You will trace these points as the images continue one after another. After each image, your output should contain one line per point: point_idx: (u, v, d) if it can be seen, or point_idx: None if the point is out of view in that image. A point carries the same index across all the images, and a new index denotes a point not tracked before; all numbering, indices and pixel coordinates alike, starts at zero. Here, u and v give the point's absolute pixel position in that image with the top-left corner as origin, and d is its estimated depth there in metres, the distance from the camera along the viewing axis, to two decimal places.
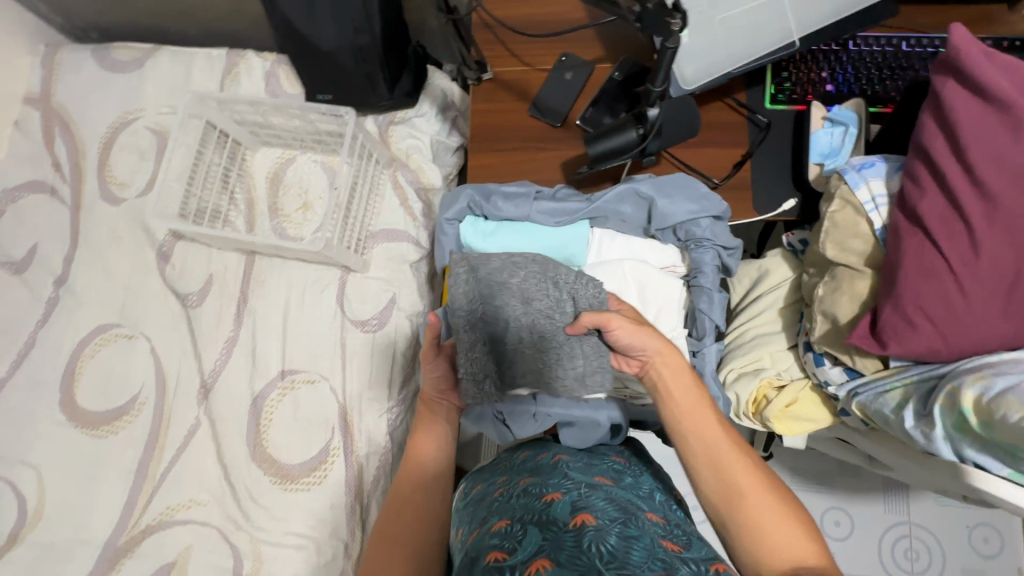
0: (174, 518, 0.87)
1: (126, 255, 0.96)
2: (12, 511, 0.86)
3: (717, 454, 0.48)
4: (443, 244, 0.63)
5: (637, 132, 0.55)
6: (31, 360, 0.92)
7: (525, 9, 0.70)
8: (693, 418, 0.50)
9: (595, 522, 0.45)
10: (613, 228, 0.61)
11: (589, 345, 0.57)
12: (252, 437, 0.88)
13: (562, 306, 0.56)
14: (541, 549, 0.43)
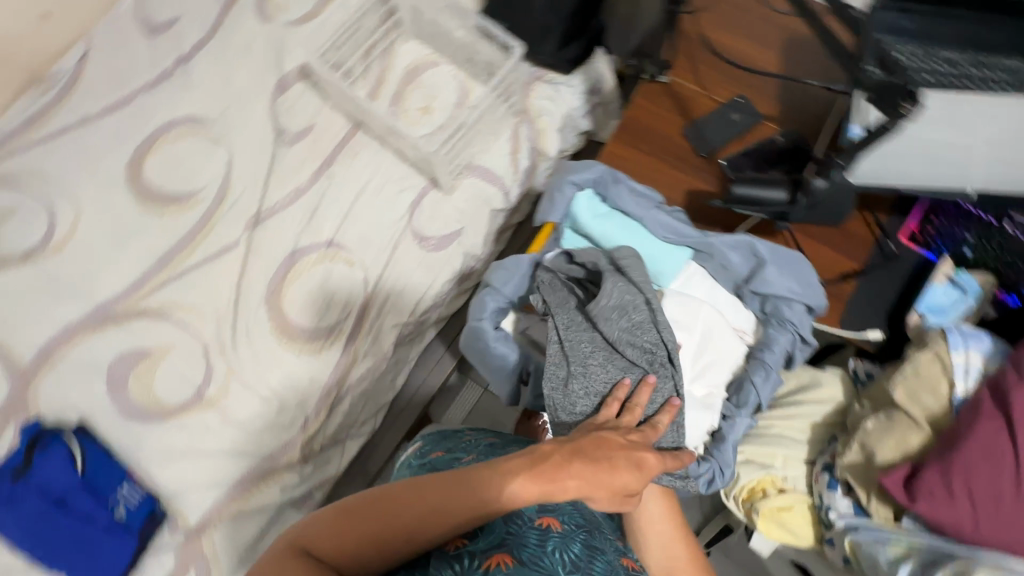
0: (172, 316, 0.89)
1: (249, 68, 0.98)
2: (39, 231, 0.89)
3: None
4: (554, 202, 0.63)
5: (787, 195, 0.59)
6: (122, 114, 0.94)
7: (728, 36, 0.71)
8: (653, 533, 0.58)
9: (558, 529, 0.53)
10: (710, 269, 0.61)
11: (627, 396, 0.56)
12: (275, 284, 0.90)
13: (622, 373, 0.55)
14: (504, 542, 0.50)
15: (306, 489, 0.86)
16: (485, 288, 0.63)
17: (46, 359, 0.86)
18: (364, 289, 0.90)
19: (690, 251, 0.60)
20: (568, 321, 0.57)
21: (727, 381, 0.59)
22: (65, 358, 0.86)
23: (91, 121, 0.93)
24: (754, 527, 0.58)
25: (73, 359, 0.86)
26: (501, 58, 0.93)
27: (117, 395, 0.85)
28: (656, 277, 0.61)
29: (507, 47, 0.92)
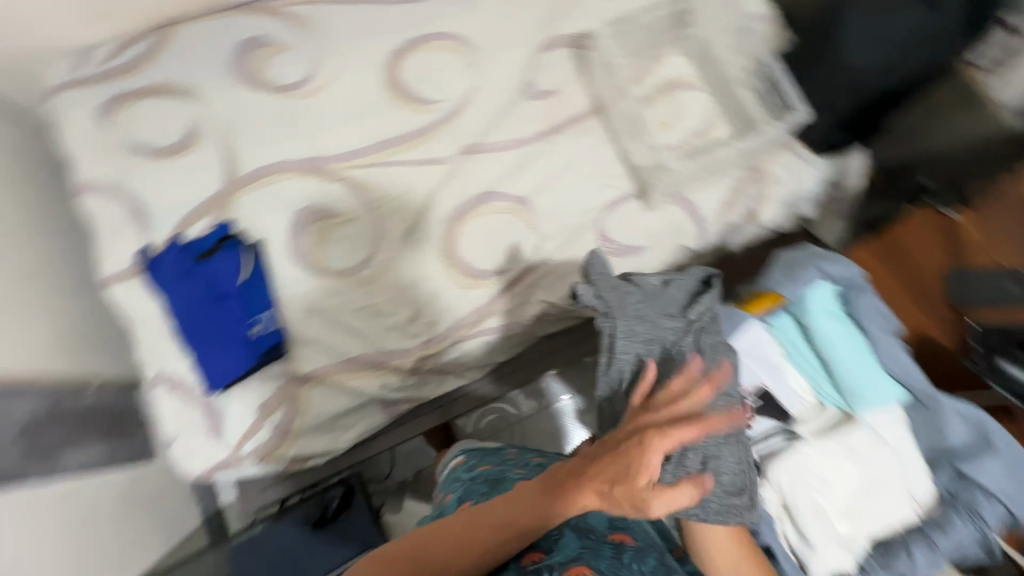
0: (366, 194, 0.97)
1: (530, 16, 1.03)
2: (304, 72, 1.02)
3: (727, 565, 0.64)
4: (800, 285, 0.90)
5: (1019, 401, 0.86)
6: (410, 9, 1.05)
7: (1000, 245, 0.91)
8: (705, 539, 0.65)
9: (623, 544, 0.61)
10: (921, 422, 0.86)
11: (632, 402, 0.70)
12: (462, 212, 0.95)
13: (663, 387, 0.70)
14: (580, 556, 0.57)
15: (398, 400, 0.90)
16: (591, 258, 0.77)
17: (260, 177, 0.97)
18: (534, 255, 0.93)
19: (908, 397, 0.87)
20: (624, 326, 0.72)
21: (879, 526, 0.83)
22: (274, 184, 0.97)
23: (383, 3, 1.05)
24: None
25: (278, 188, 0.96)
26: (771, 118, 0.92)
27: (296, 234, 0.94)
28: (857, 399, 0.87)
29: (786, 109, 0.91)
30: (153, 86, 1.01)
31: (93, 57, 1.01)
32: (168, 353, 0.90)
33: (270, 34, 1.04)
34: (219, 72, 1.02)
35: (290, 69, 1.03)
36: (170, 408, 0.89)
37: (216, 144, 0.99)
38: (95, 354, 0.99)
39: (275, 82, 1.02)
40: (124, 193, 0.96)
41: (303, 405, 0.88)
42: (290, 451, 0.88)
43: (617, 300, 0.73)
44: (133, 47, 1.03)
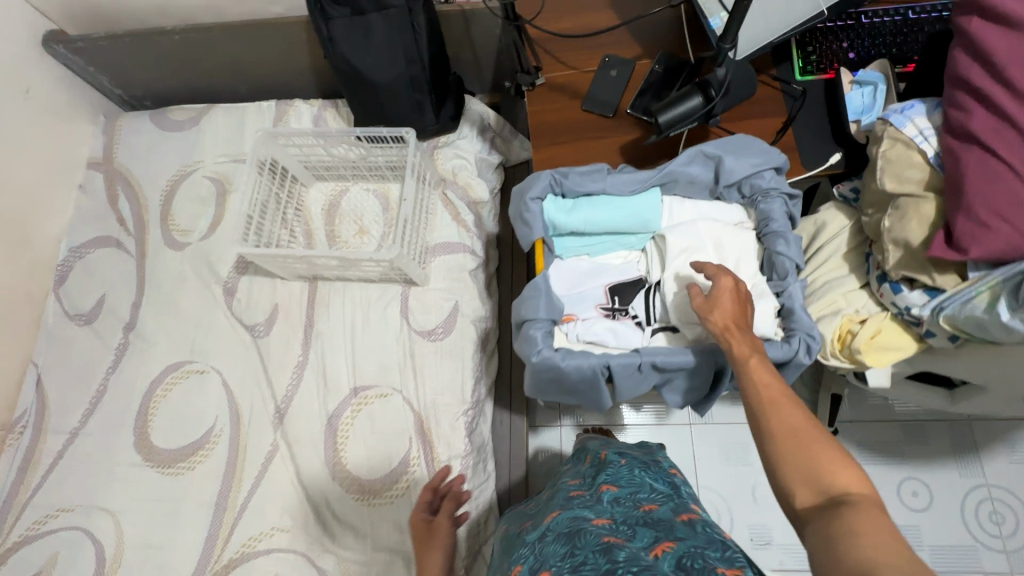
0: (258, 551, 0.85)
1: (193, 295, 1.01)
2: (92, 558, 0.88)
3: (782, 400, 0.45)
4: (530, 223, 0.63)
5: (704, 97, 0.59)
6: (105, 406, 0.96)
7: (575, 18, 0.77)
8: (779, 408, 0.45)
9: (674, 545, 0.48)
10: (680, 192, 0.64)
11: None
12: (332, 459, 0.88)
13: None
14: (655, 537, 0.50)
15: None
16: None
17: None
18: (414, 408, 0.90)
19: (659, 188, 0.63)
20: None
21: (759, 266, 0.61)
22: None
23: (79, 429, 0.95)
24: (865, 365, 0.60)
25: None
26: (401, 151, 0.96)
27: None
28: (648, 226, 0.64)
29: (400, 137, 0.93)
30: None
31: None
32: None
33: (23, 574, 0.88)
34: None
35: (75, 571, 0.87)
36: None
37: None
38: None
39: None
40: None
41: None
42: None
43: None
44: None
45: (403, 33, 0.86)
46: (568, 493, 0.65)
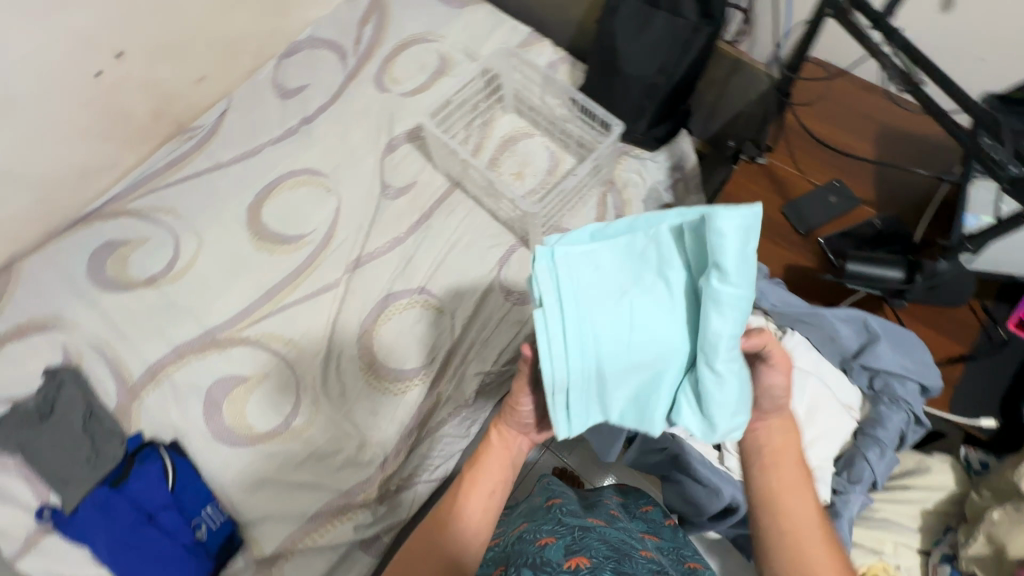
0: (272, 347, 0.95)
1: (364, 131, 1.11)
2: (165, 261, 1.01)
3: (786, 491, 0.50)
4: None
5: (903, 276, 0.57)
6: (250, 164, 1.10)
7: (837, 128, 0.74)
8: (787, 500, 0.49)
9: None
10: (815, 340, 0.63)
11: (49, 426, 0.88)
12: (368, 324, 0.95)
13: (68, 411, 0.89)
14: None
15: (377, 532, 0.87)
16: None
17: (153, 376, 0.94)
18: (453, 337, 0.94)
19: (797, 322, 0.61)
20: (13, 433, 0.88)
21: (837, 454, 0.59)
22: (172, 376, 0.93)
23: (221, 167, 1.10)
24: None
25: (179, 379, 0.93)
26: (598, 137, 1.01)
27: (211, 417, 0.90)
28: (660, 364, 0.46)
29: (607, 126, 0.99)
30: (9, 333, 0.96)
31: None
32: None
33: (119, 237, 1.04)
34: (77, 291, 0.99)
35: (149, 260, 1.02)
36: None
37: (99, 361, 0.95)
38: None
39: (138, 279, 1.00)
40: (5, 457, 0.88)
41: None
42: None
43: (19, 433, 0.88)
44: None
45: (673, 44, 0.87)
46: (609, 510, 0.70)
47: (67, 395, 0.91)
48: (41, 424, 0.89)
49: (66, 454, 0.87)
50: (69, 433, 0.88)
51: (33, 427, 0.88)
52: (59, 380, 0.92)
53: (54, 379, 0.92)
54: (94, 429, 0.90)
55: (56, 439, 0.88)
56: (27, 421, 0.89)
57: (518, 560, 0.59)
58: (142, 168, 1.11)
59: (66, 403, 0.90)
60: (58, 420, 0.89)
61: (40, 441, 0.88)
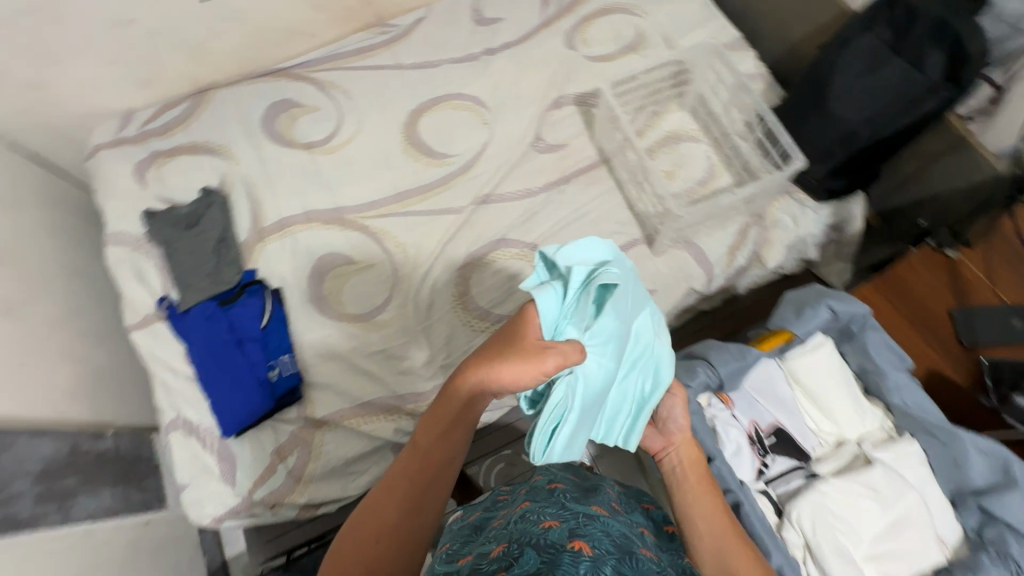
0: (384, 243, 1.01)
1: (538, 80, 1.12)
2: (325, 134, 1.10)
3: (702, 497, 0.61)
4: (810, 321, 0.75)
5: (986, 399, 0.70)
6: (426, 74, 1.15)
7: None
8: (702, 504, 0.61)
9: (589, 552, 0.50)
10: (936, 462, 0.69)
11: (189, 239, 1.00)
12: (475, 258, 0.99)
13: (207, 233, 1.01)
14: (597, 547, 0.52)
15: None
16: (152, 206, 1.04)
17: (282, 228, 1.02)
18: None
19: (929, 430, 0.69)
20: (162, 234, 1.00)
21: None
22: (296, 234, 1.01)
23: (400, 68, 1.16)
24: None
25: (301, 238, 1.01)
26: (767, 169, 0.95)
27: (314, 282, 0.98)
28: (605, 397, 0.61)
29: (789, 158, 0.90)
30: (185, 146, 1.09)
31: (135, 121, 1.11)
32: (188, 399, 0.91)
33: (296, 99, 1.14)
34: (248, 132, 1.11)
35: (313, 128, 1.11)
36: (182, 455, 0.88)
37: (243, 197, 1.05)
38: (113, 402, 1.00)
39: (299, 140, 1.10)
40: (150, 246, 1.01)
41: (318, 451, 0.88)
42: (301, 499, 0.86)
43: (167, 236, 1.00)
44: (169, 112, 1.12)
45: (896, 100, 0.81)
46: (610, 501, 0.67)
47: (210, 220, 1.02)
48: (183, 236, 1.00)
49: (196, 267, 0.98)
50: (203, 251, 0.99)
51: (177, 236, 1.00)
52: (208, 205, 1.03)
53: (206, 198, 1.04)
54: (222, 254, 1.00)
55: (191, 251, 0.99)
56: (174, 230, 1.01)
57: (521, 538, 0.55)
58: (334, 46, 1.19)
59: (207, 226, 1.01)
60: (198, 238, 1.00)
61: (180, 249, 0.99)
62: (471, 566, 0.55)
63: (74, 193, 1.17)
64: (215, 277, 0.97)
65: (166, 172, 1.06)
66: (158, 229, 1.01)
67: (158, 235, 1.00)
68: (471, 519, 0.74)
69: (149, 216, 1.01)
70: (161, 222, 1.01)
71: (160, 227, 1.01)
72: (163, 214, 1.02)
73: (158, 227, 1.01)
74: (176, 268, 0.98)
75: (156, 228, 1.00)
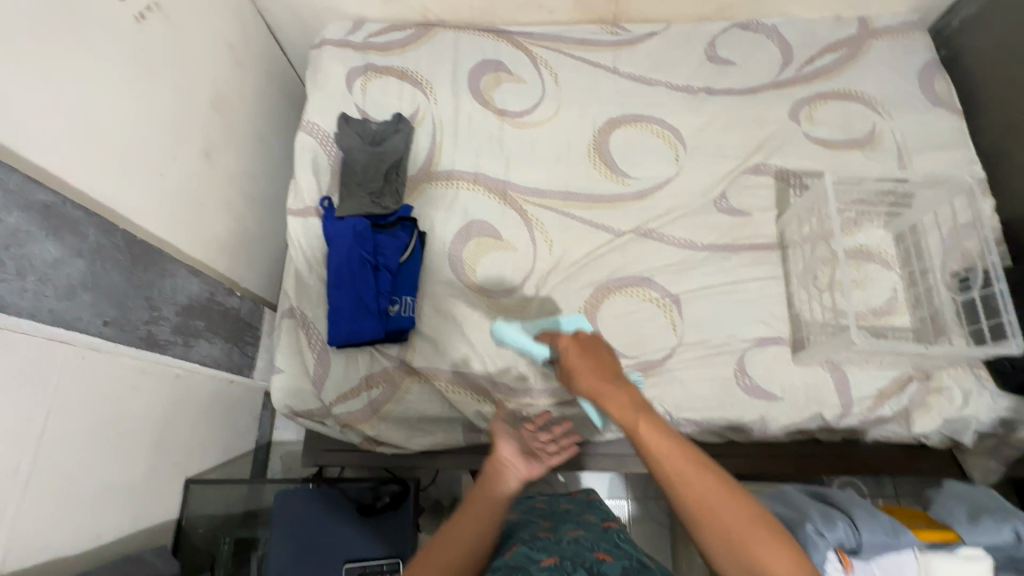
0: (534, 232, 1.01)
1: (746, 137, 1.07)
2: (522, 107, 1.11)
3: (684, 478, 0.54)
4: None
5: None
6: (637, 88, 1.12)
7: None
8: (687, 480, 0.54)
9: None
10: None
11: (368, 154, 1.05)
12: (614, 284, 0.96)
13: (385, 155, 1.05)
14: None
15: (484, 431, 0.90)
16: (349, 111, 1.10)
17: (449, 178, 1.05)
18: (666, 356, 0.91)
19: None
20: (347, 141, 1.06)
21: None
22: (459, 189, 1.04)
23: (616, 73, 1.14)
24: None
25: (462, 194, 1.03)
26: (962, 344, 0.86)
27: (458, 240, 0.99)
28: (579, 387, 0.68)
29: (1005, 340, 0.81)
30: (396, 69, 1.14)
31: (363, 29, 1.17)
32: (311, 296, 0.96)
33: (509, 64, 1.15)
34: (454, 78, 1.14)
35: (513, 97, 1.12)
36: (288, 342, 0.94)
37: (427, 136, 1.09)
38: (246, 267, 1.08)
39: (495, 104, 1.11)
40: (333, 146, 1.07)
41: (402, 395, 0.90)
42: (369, 430, 0.89)
43: (351, 144, 1.06)
44: (395, 33, 1.18)
45: None
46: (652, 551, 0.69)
47: (392, 145, 1.06)
48: (364, 150, 1.05)
49: (364, 182, 1.03)
50: (376, 170, 1.04)
51: (359, 148, 1.05)
52: (395, 131, 1.08)
53: (396, 124, 1.08)
54: (389, 180, 1.04)
55: (366, 167, 1.04)
56: (359, 141, 1.06)
57: (573, 558, 0.59)
58: (562, 28, 1.20)
59: (387, 150, 1.05)
60: (375, 157, 1.05)
61: (357, 161, 1.05)
62: (520, 561, 0.60)
63: (286, 72, 1.27)
64: (377, 199, 1.02)
65: (372, 85, 1.12)
66: (347, 134, 1.06)
67: (344, 140, 1.06)
68: (508, 519, 0.78)
69: (343, 119, 1.07)
70: (352, 130, 1.07)
71: (349, 134, 1.07)
72: (356, 123, 1.07)
73: (347, 133, 1.07)
74: (347, 175, 1.04)
75: (345, 134, 1.06)
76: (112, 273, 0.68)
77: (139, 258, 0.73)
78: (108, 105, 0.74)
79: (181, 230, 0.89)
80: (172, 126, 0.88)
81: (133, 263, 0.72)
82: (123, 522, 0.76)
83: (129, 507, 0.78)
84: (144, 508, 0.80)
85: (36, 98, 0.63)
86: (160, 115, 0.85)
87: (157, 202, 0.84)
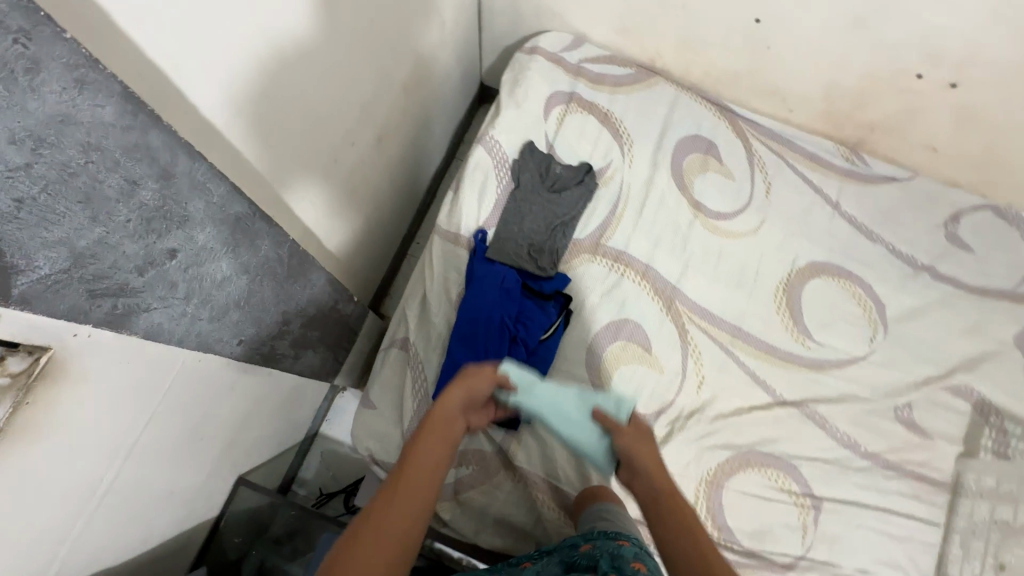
0: (687, 359, 0.88)
1: (958, 347, 0.91)
2: (720, 209, 0.96)
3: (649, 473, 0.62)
4: None
5: None
6: (854, 238, 0.96)
7: None
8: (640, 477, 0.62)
9: None
10: None
11: (541, 198, 0.92)
12: (754, 458, 0.84)
13: (558, 209, 0.92)
14: None
15: None
16: (535, 139, 0.97)
17: (616, 260, 0.92)
18: (785, 565, 0.79)
19: None
20: (525, 175, 0.93)
21: None
22: (623, 276, 0.90)
23: (836, 209, 0.98)
24: None
25: (624, 284, 0.90)
26: None
27: (604, 335, 0.87)
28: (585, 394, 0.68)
29: None
30: (600, 109, 0.99)
31: (579, 49, 1.02)
32: (430, 335, 0.85)
33: (722, 151, 1.00)
34: (658, 144, 0.99)
35: (714, 193, 0.97)
36: (391, 378, 0.84)
37: (607, 201, 0.95)
38: (364, 260, 0.98)
39: (692, 192, 0.97)
40: (507, 173, 0.94)
41: (491, 488, 0.80)
42: (442, 512, 0.80)
43: (528, 180, 0.93)
44: (612, 66, 1.02)
45: None
46: None
47: (569, 198, 0.93)
48: (539, 192, 0.92)
49: (526, 229, 0.90)
50: (543, 221, 0.91)
51: (535, 188, 0.92)
52: (579, 184, 0.94)
53: (582, 176, 0.95)
54: (553, 238, 0.91)
55: (534, 213, 0.91)
56: (537, 179, 0.93)
57: None
58: (793, 131, 1.03)
59: (562, 202, 0.93)
60: (548, 206, 0.92)
61: (527, 202, 0.92)
62: None
63: (473, 56, 1.13)
64: (533, 254, 0.89)
65: (569, 120, 0.98)
66: (526, 166, 0.94)
67: (522, 172, 0.93)
68: None
69: (528, 149, 0.94)
70: (533, 164, 0.94)
71: (529, 167, 0.94)
72: (541, 158, 0.94)
73: (527, 165, 0.94)
74: (511, 213, 0.92)
75: (525, 166, 0.93)
76: (265, 290, 0.58)
77: (294, 270, 0.63)
78: (313, 76, 0.63)
79: (328, 220, 0.78)
80: (359, 108, 0.76)
81: (288, 276, 0.61)
82: (172, 523, 0.69)
83: (182, 507, 0.71)
84: (194, 507, 0.73)
85: (244, 49, 0.50)
86: (355, 94, 0.73)
87: (321, 189, 0.73)
